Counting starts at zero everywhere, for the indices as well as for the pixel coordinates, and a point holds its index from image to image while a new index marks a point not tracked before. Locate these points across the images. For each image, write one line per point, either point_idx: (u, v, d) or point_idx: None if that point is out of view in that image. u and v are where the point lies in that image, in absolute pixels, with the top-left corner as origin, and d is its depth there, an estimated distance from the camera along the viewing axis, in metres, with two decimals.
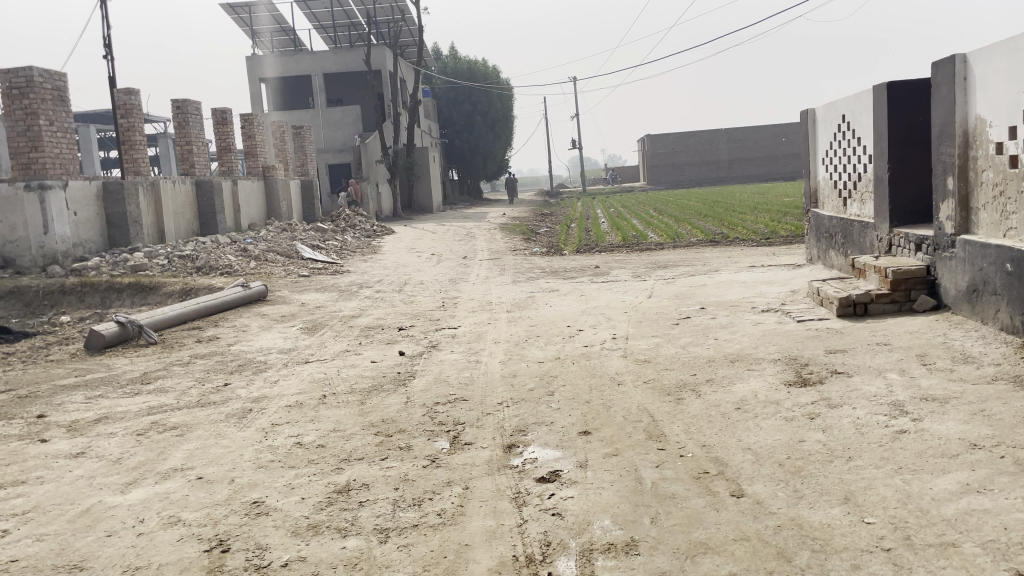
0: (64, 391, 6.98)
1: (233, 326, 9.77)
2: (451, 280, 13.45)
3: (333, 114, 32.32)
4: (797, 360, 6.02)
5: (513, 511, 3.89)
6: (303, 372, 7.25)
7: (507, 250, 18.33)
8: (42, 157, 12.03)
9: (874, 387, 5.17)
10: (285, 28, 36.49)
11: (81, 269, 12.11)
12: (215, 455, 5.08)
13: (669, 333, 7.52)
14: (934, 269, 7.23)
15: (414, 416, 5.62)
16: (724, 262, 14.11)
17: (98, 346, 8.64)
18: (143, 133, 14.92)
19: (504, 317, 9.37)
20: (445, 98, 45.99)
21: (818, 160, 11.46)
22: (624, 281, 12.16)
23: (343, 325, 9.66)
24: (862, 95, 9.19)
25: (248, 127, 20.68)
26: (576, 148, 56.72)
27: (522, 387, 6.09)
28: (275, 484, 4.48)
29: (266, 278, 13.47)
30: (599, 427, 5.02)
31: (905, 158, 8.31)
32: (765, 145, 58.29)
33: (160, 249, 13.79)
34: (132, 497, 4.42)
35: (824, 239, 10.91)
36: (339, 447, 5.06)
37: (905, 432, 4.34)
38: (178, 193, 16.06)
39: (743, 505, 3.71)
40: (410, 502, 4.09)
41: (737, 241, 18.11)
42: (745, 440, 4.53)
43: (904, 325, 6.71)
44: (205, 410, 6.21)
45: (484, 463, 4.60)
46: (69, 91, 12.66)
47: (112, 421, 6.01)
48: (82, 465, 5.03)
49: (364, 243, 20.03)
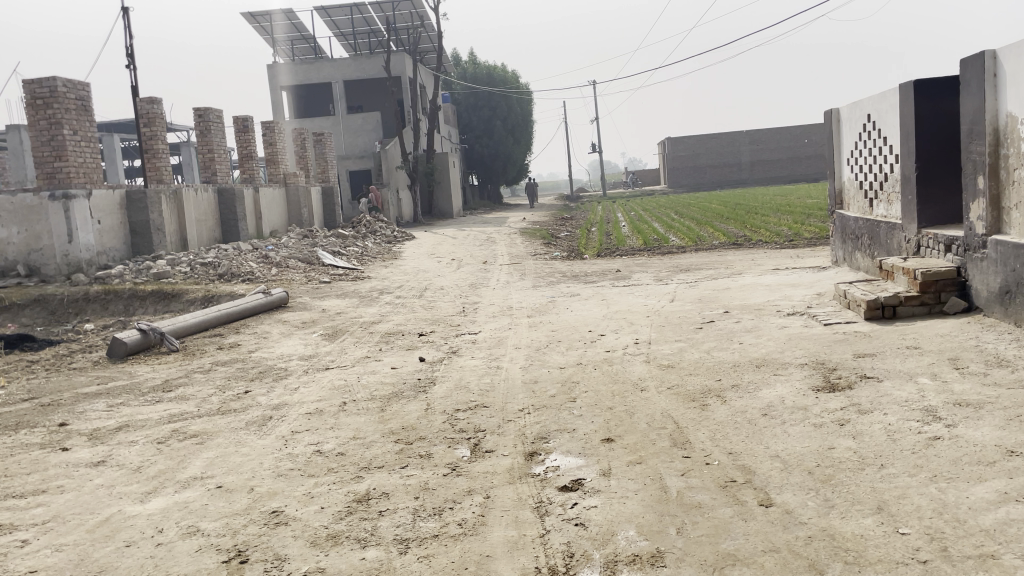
0: (86, 399, 7.00)
1: (254, 333, 9.79)
2: (472, 285, 13.40)
3: (353, 121, 32.44)
4: (825, 364, 5.89)
5: (535, 521, 3.81)
6: (323, 379, 7.21)
7: (528, 255, 18.26)
8: (66, 166, 12.14)
9: (905, 392, 5.03)
10: (305, 36, 36.72)
11: (105, 276, 12.21)
12: (235, 464, 5.05)
13: (692, 338, 7.40)
14: (965, 270, 7.06)
15: (435, 423, 5.55)
16: (747, 265, 13.95)
17: (121, 354, 8.67)
18: (165, 141, 15.01)
19: (525, 322, 9.29)
20: (465, 104, 46.05)
21: (842, 161, 11.29)
22: (646, 285, 12.05)
23: (364, 331, 9.63)
24: (888, 94, 9.02)
25: (269, 135, 20.84)
26: (595, 151, 56.54)
27: (544, 393, 6.01)
28: (294, 493, 4.43)
29: (287, 285, 13.50)
30: (622, 434, 4.93)
31: (933, 157, 8.15)
32: (787, 147, 57.79)
33: (182, 256, 13.87)
34: (151, 507, 4.40)
35: (850, 240, 10.73)
36: (359, 455, 5.01)
37: (939, 439, 4.21)
38: (200, 201, 16.16)
39: (772, 515, 3.61)
40: (430, 512, 4.02)
41: (760, 243, 17.90)
42: (772, 447, 4.41)
43: (934, 328, 6.55)
44: (225, 417, 6.18)
45: (505, 471, 4.52)
46: (92, 100, 12.77)
47: (133, 429, 6.01)
48: (103, 474, 5.01)
49: (385, 248, 20.06)
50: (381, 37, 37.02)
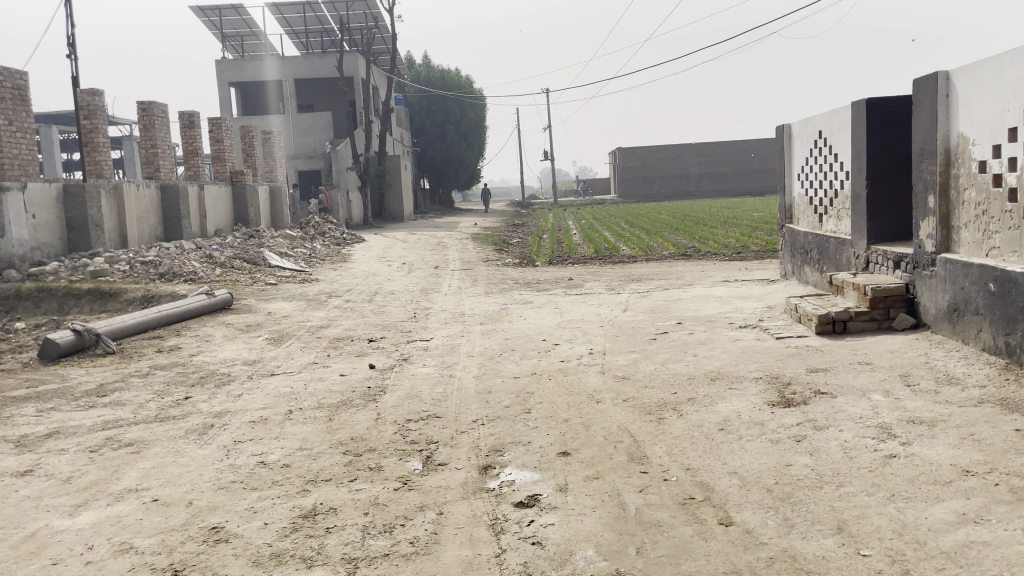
0: (13, 403, 6.63)
1: (196, 335, 9.46)
2: (422, 290, 13.20)
3: (304, 120, 31.88)
4: (779, 379, 5.89)
5: (491, 540, 3.68)
6: (269, 386, 6.96)
7: (480, 261, 18.15)
8: (0, 158, 11.63)
9: (859, 409, 5.04)
10: (255, 32, 36.08)
11: (39, 273, 11.70)
12: (172, 475, 4.80)
13: (646, 349, 7.36)
14: (914, 287, 7.17)
15: (385, 434, 5.37)
16: (698, 276, 14.05)
17: (53, 355, 8.28)
18: (106, 135, 14.47)
19: (477, 330, 9.14)
20: (417, 107, 45.76)
21: (793, 176, 11.45)
22: (598, 294, 12.03)
23: (311, 336, 9.38)
24: (840, 111, 9.15)
25: (216, 131, 20.36)
26: (547, 159, 56.69)
27: (497, 404, 5.88)
28: (236, 507, 4.22)
29: (232, 286, 13.13)
30: (578, 447, 4.83)
31: (884, 175, 8.28)
32: (734, 160, 58.83)
33: (121, 254, 13.36)
34: (81, 521, 4.13)
35: (799, 255, 10.86)
36: (305, 467, 4.81)
37: (894, 457, 4.21)
38: (142, 197, 15.62)
39: (732, 534, 3.54)
40: (380, 529, 3.85)
41: (709, 255, 18.09)
42: (730, 463, 4.36)
43: (884, 344, 6.63)
44: (163, 425, 5.90)
45: (458, 486, 4.38)
46: (31, 90, 12.28)
47: (63, 437, 5.68)
48: (29, 485, 4.71)
49: (334, 251, 19.71)
50: (334, 36, 36.54)
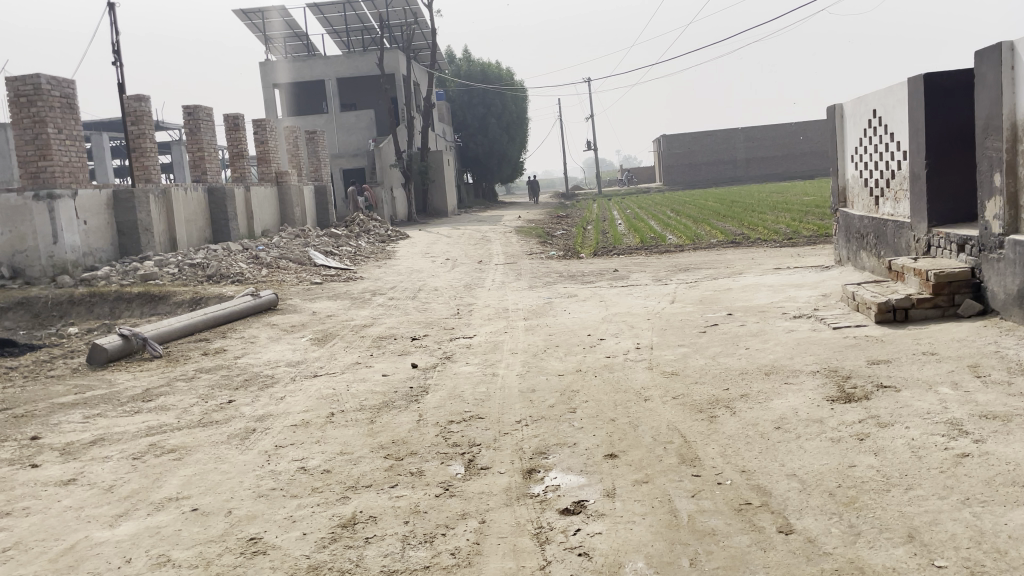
0: (62, 410, 6.67)
1: (242, 337, 9.47)
2: (466, 285, 13.08)
3: (347, 119, 32.04)
4: (838, 372, 5.59)
5: (535, 551, 3.51)
6: (312, 388, 6.89)
7: (524, 254, 18.00)
8: (51, 165, 11.78)
9: (926, 403, 4.73)
10: (297, 33, 36.34)
11: (91, 278, 11.89)
12: (213, 482, 4.73)
13: (696, 342, 7.10)
14: (980, 271, 6.79)
15: (427, 437, 5.24)
16: (748, 264, 13.67)
17: (102, 360, 8.35)
18: (153, 140, 14.61)
19: (522, 325, 8.98)
20: (459, 101, 45.72)
21: (846, 157, 11.01)
22: (644, 285, 11.77)
23: (355, 335, 9.32)
24: (896, 88, 8.73)
25: (260, 133, 20.51)
26: (591, 148, 56.29)
27: (542, 404, 5.69)
28: (274, 517, 4.12)
29: (278, 286, 13.18)
30: (626, 449, 4.62)
31: (946, 154, 7.85)
32: (782, 144, 57.50)
33: (170, 257, 13.51)
34: (120, 532, 4.08)
35: (854, 239, 10.44)
36: (346, 473, 4.70)
37: (968, 457, 3.91)
38: (189, 200, 15.77)
39: (794, 544, 3.31)
40: (421, 539, 3.71)
41: (758, 242, 17.62)
42: (788, 465, 4.11)
43: (950, 332, 6.28)
44: (206, 430, 5.86)
45: (502, 491, 4.21)
46: (78, 98, 12.42)
47: (108, 443, 5.68)
48: (72, 495, 4.69)
49: (379, 248, 19.75)
50: (374, 34, 36.60)
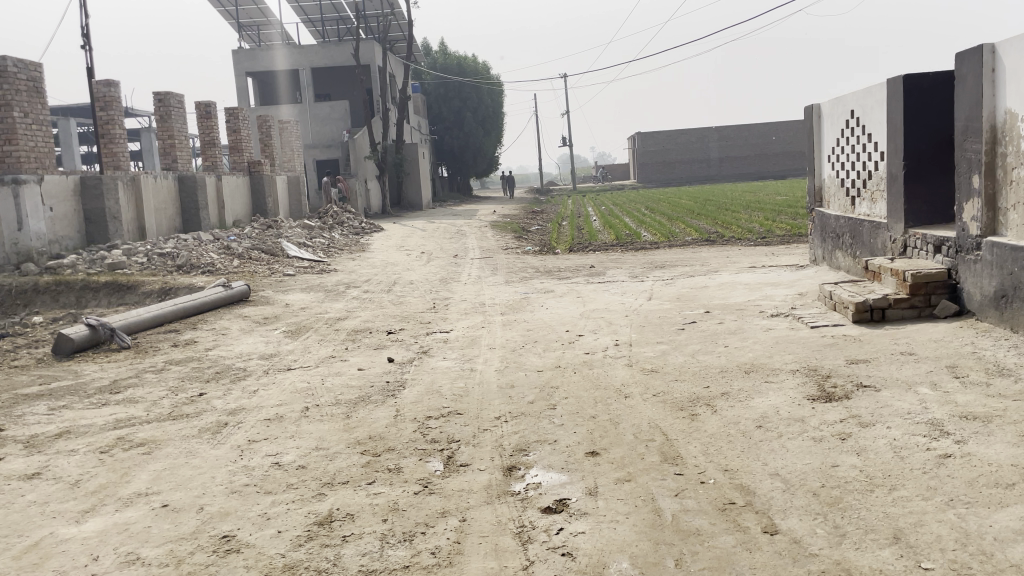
0: (25, 401, 6.48)
1: (213, 328, 9.29)
2: (441, 279, 12.96)
3: (321, 109, 31.71)
4: (818, 371, 5.59)
5: (517, 550, 3.44)
6: (286, 381, 6.75)
7: (500, 248, 17.90)
8: (16, 150, 11.49)
9: (906, 403, 4.74)
10: (272, 22, 35.88)
11: (57, 266, 11.60)
12: (184, 478, 4.60)
13: (675, 339, 7.08)
14: (957, 272, 6.84)
15: (404, 433, 5.14)
16: (723, 262, 13.74)
17: (68, 350, 8.13)
18: (123, 126, 14.29)
19: (499, 320, 8.91)
20: (433, 94, 44.92)
21: (823, 158, 11.07)
22: (621, 282, 11.74)
23: (329, 328, 9.19)
24: (874, 89, 8.78)
25: (233, 121, 20.20)
26: (565, 144, 56.29)
27: (521, 400, 5.62)
28: (248, 514, 4.01)
29: (250, 277, 12.97)
30: (608, 447, 4.57)
31: (923, 155, 7.91)
32: (756, 143, 57.91)
33: (139, 246, 13.23)
34: (87, 529, 3.95)
35: (830, 239, 10.49)
36: (322, 469, 4.59)
37: (950, 458, 3.91)
38: (159, 188, 15.47)
39: (779, 545, 3.27)
40: (399, 538, 3.62)
41: (733, 240, 17.68)
42: (771, 464, 4.09)
43: (927, 332, 6.31)
44: (176, 423, 5.72)
45: (482, 489, 4.14)
46: (46, 82, 12.13)
47: (74, 436, 5.51)
48: (36, 489, 4.53)
49: (353, 240, 19.55)
50: (350, 24, 36.24)
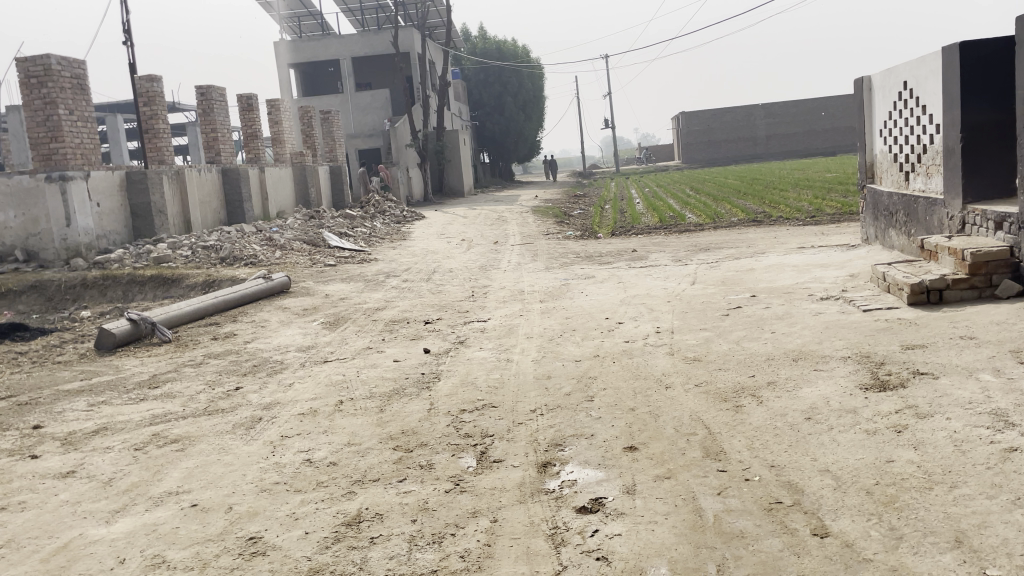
0: (67, 397, 6.52)
1: (253, 321, 9.30)
2: (481, 267, 12.83)
3: (363, 99, 31.84)
4: (870, 358, 5.30)
5: (550, 554, 3.27)
6: (321, 374, 6.69)
7: (540, 234, 17.69)
8: (63, 147, 11.61)
9: (967, 392, 4.44)
10: (312, 12, 35.91)
11: (105, 261, 11.77)
12: (215, 476, 4.54)
13: (719, 326, 6.82)
14: (1020, 250, 6.45)
15: (437, 427, 5.01)
16: (771, 243, 13.31)
17: (110, 345, 8.19)
18: (166, 121, 14.39)
19: (538, 308, 8.73)
20: (475, 80, 45.42)
21: (874, 132, 10.62)
22: (664, 266, 11.46)
23: (367, 318, 9.11)
24: (928, 59, 8.34)
25: (274, 113, 20.29)
26: (608, 126, 55.71)
27: (558, 391, 5.45)
28: (277, 514, 3.92)
29: (291, 268, 13.00)
30: (647, 441, 4.38)
31: (982, 126, 7.48)
32: (804, 120, 56.42)
33: (184, 239, 13.34)
34: (116, 530, 3.90)
35: (883, 217, 10.06)
36: (352, 466, 4.49)
37: (1017, 451, 3.62)
38: (203, 181, 15.61)
39: (830, 549, 3.06)
40: (429, 540, 3.49)
41: (780, 220, 17.18)
42: (821, 460, 3.85)
43: (988, 314, 5.97)
44: (211, 419, 5.68)
45: (515, 487, 3.98)
46: (89, 79, 12.24)
47: (110, 433, 5.50)
48: (69, 488, 4.52)
49: (394, 229, 19.53)
50: (389, 12, 36.11)
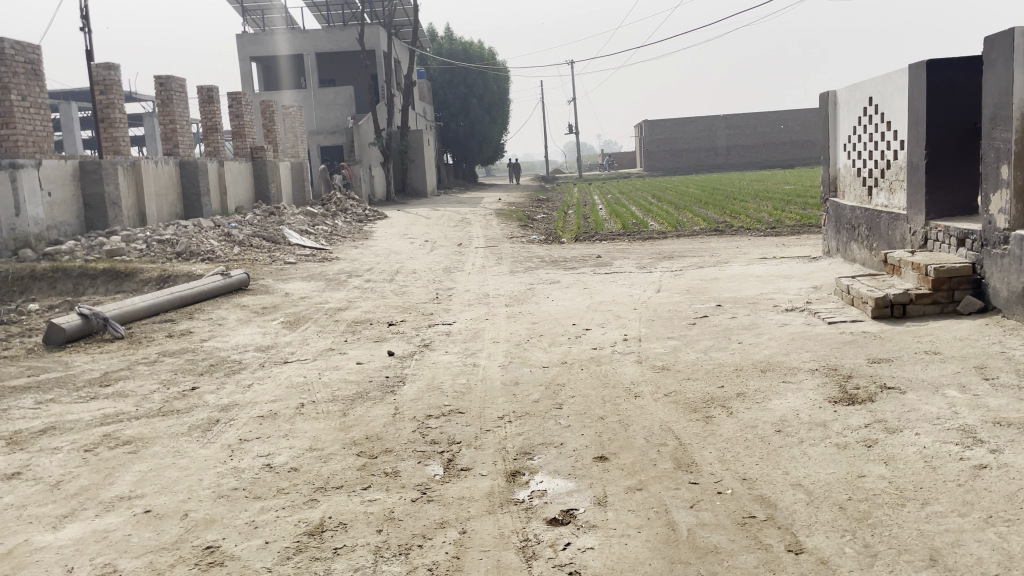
0: (12, 394, 6.25)
1: (210, 318, 9.04)
2: (445, 269, 12.71)
3: (326, 95, 31.42)
4: (838, 371, 5.31)
5: (521, 568, 3.18)
6: (282, 375, 6.51)
7: (505, 237, 17.60)
8: (13, 134, 11.22)
9: (934, 407, 4.47)
10: (277, 6, 35.38)
11: (55, 253, 11.38)
12: (170, 480, 4.36)
13: (686, 335, 6.81)
14: (981, 267, 6.55)
15: (403, 433, 4.89)
16: (733, 253, 13.40)
17: (59, 340, 7.89)
18: (123, 110, 14.00)
19: (503, 312, 8.64)
20: (441, 81, 44.86)
21: (838, 146, 10.75)
22: (629, 273, 11.45)
23: (328, 319, 8.94)
24: (895, 75, 8.46)
25: (236, 106, 19.91)
26: (571, 132, 55.89)
27: (526, 398, 5.37)
28: (235, 521, 3.77)
29: (250, 265, 12.72)
30: (617, 451, 4.31)
31: (946, 144, 7.59)
32: (764, 132, 57.34)
33: (139, 232, 12.97)
34: (64, 536, 3.71)
35: (845, 230, 10.18)
36: (315, 472, 4.35)
37: (986, 469, 3.64)
38: (160, 173, 15.21)
39: (805, 566, 3.02)
40: (395, 551, 3.37)
41: (742, 230, 17.37)
42: (793, 473, 3.83)
43: (950, 329, 6.04)
44: (166, 420, 5.48)
45: (484, 497, 3.88)
46: (44, 65, 11.89)
47: (59, 433, 5.27)
48: (13, 491, 4.30)
49: (356, 227, 19.29)
50: (355, 8, 35.74)
